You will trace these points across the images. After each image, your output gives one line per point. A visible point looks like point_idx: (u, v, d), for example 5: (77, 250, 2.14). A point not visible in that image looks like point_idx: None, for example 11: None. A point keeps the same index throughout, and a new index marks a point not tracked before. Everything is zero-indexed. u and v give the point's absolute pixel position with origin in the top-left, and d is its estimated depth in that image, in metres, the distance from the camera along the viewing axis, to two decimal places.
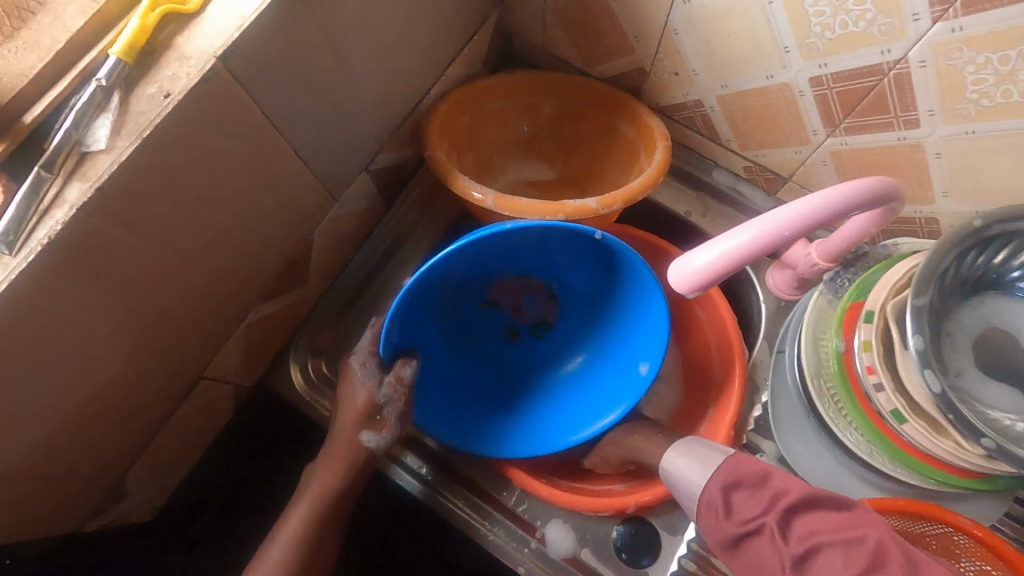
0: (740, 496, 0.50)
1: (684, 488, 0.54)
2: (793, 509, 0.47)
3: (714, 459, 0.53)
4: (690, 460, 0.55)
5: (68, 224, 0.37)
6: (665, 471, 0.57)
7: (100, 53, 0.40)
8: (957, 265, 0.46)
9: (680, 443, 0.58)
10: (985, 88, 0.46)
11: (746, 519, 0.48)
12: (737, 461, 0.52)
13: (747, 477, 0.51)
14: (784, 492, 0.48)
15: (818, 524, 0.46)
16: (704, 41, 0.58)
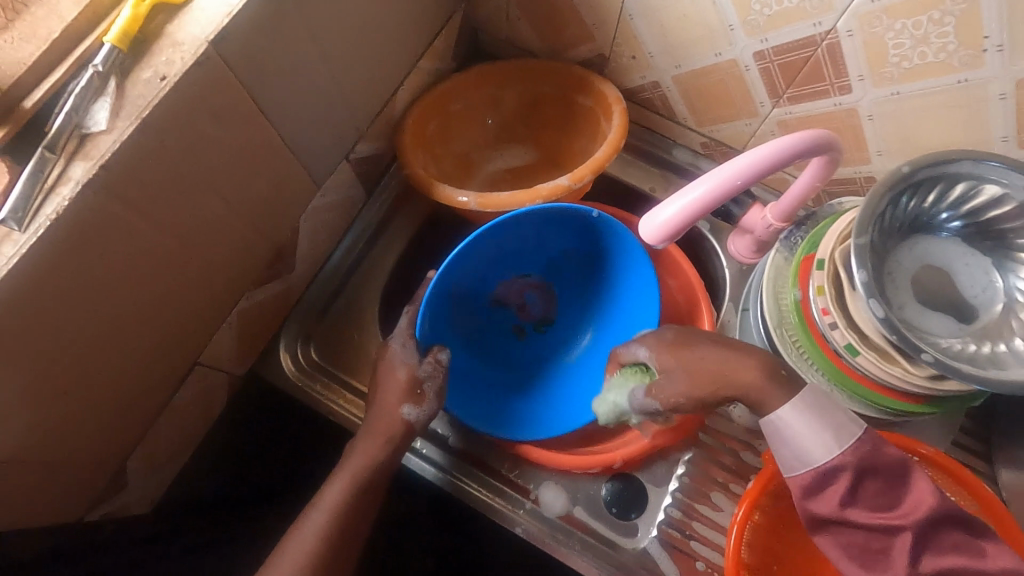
0: (870, 485, 0.46)
1: (795, 445, 0.48)
2: (934, 522, 0.44)
3: (849, 435, 0.47)
4: (819, 427, 0.47)
5: (75, 200, 0.39)
6: (775, 425, 0.50)
7: (95, 41, 0.42)
8: (892, 208, 0.51)
9: (807, 396, 0.49)
10: (904, 51, 0.51)
11: (877, 514, 0.45)
12: (878, 445, 0.46)
13: (887, 466, 0.46)
14: (923, 503, 0.44)
15: (950, 548, 0.43)
16: (658, 25, 0.63)
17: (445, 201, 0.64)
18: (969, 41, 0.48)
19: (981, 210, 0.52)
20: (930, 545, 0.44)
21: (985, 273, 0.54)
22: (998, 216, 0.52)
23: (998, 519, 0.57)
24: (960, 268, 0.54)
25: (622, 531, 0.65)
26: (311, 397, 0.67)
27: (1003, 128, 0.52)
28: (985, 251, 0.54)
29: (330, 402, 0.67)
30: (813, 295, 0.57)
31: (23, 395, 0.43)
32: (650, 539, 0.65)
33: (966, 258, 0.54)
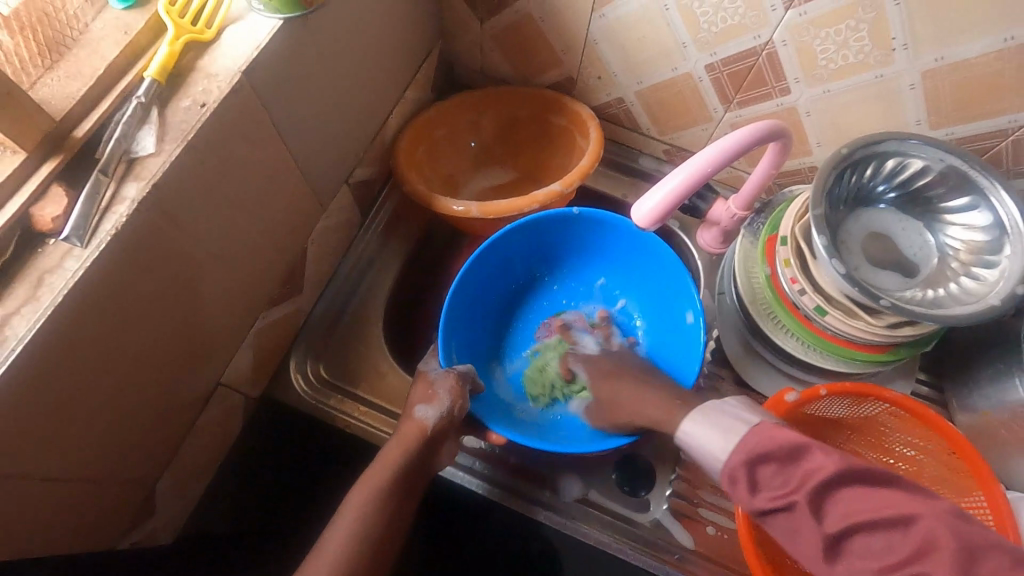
0: (768, 470, 0.46)
1: (705, 459, 0.51)
2: (827, 487, 0.42)
3: (737, 432, 0.49)
4: (712, 429, 0.51)
5: (131, 216, 0.42)
6: (687, 437, 0.54)
7: (136, 77, 0.46)
8: (839, 183, 0.60)
9: (705, 410, 0.53)
10: (830, 55, 0.61)
11: (775, 494, 0.44)
12: (764, 435, 0.47)
13: (774, 449, 0.46)
14: (817, 471, 0.43)
15: (858, 500, 0.42)
16: (619, 47, 0.71)
17: (444, 211, 0.70)
18: (879, 43, 0.58)
19: (909, 182, 0.62)
20: (833, 502, 0.42)
21: (918, 234, 0.63)
22: (922, 184, 0.62)
23: (959, 449, 0.65)
24: (899, 233, 0.64)
25: (635, 506, 0.69)
26: (325, 413, 0.69)
27: (916, 113, 0.63)
28: (917, 217, 0.64)
29: (345, 416, 0.69)
30: (781, 268, 0.64)
31: (74, 410, 0.45)
32: (663, 510, 0.69)
33: (902, 224, 0.64)
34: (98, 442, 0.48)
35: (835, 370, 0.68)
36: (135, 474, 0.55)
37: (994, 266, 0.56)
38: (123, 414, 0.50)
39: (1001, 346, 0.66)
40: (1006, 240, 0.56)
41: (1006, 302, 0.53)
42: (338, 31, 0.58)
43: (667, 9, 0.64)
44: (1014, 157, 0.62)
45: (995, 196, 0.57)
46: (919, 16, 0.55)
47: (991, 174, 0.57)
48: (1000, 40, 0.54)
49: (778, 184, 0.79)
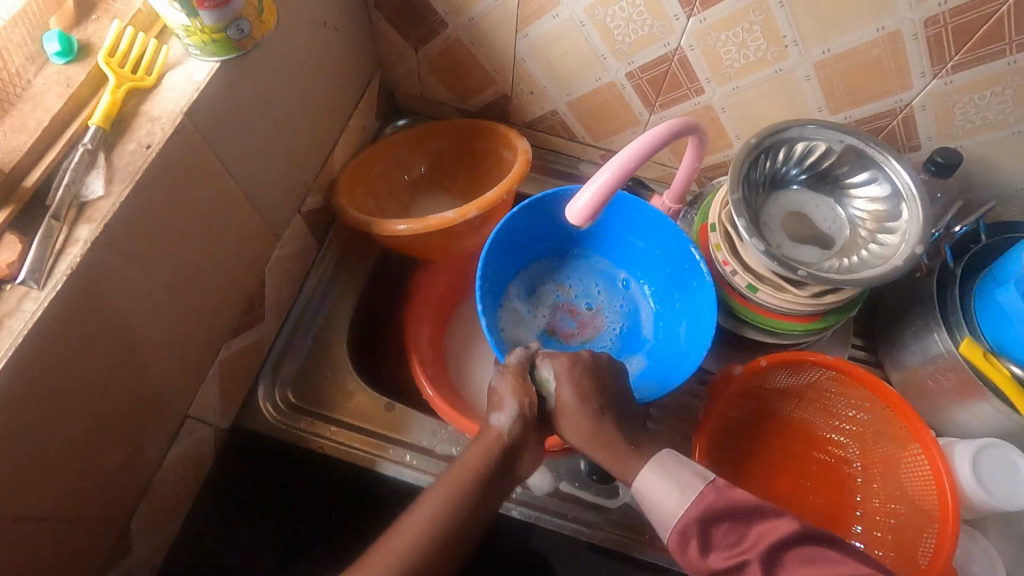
0: (719, 530, 0.52)
1: (657, 509, 0.56)
2: (774, 551, 0.48)
3: (692, 487, 0.55)
4: (669, 484, 0.56)
5: (84, 257, 0.44)
6: (641, 489, 0.57)
7: (80, 125, 0.48)
8: (754, 169, 0.66)
9: (659, 461, 0.58)
10: (733, 55, 0.67)
11: (726, 554, 0.49)
12: (720, 493, 0.53)
13: (722, 512, 0.52)
14: (772, 532, 0.49)
15: (803, 564, 0.47)
16: (545, 64, 0.77)
17: (381, 229, 0.70)
18: (773, 41, 0.64)
19: (816, 163, 0.68)
20: (780, 565, 0.48)
21: (831, 209, 0.70)
22: (828, 164, 0.68)
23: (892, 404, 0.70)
24: (814, 209, 0.70)
25: (605, 494, 0.72)
26: (296, 436, 0.71)
27: (816, 101, 0.69)
28: (827, 194, 0.70)
29: (317, 437, 0.71)
30: (713, 252, 0.70)
31: (41, 449, 0.46)
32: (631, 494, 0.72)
33: (815, 201, 0.70)
34: (68, 481, 0.50)
35: (773, 342, 0.73)
36: (108, 514, 0.56)
37: (896, 230, 0.62)
38: (92, 450, 0.51)
39: (919, 305, 0.73)
40: (903, 205, 0.63)
41: (907, 261, 0.59)
42: (277, 70, 0.61)
43: (583, 25, 0.70)
44: (906, 133, 0.69)
45: (889, 167, 0.63)
46: (803, 16, 0.61)
47: (882, 148, 0.63)
48: (875, 29, 0.60)
49: (706, 177, 0.84)
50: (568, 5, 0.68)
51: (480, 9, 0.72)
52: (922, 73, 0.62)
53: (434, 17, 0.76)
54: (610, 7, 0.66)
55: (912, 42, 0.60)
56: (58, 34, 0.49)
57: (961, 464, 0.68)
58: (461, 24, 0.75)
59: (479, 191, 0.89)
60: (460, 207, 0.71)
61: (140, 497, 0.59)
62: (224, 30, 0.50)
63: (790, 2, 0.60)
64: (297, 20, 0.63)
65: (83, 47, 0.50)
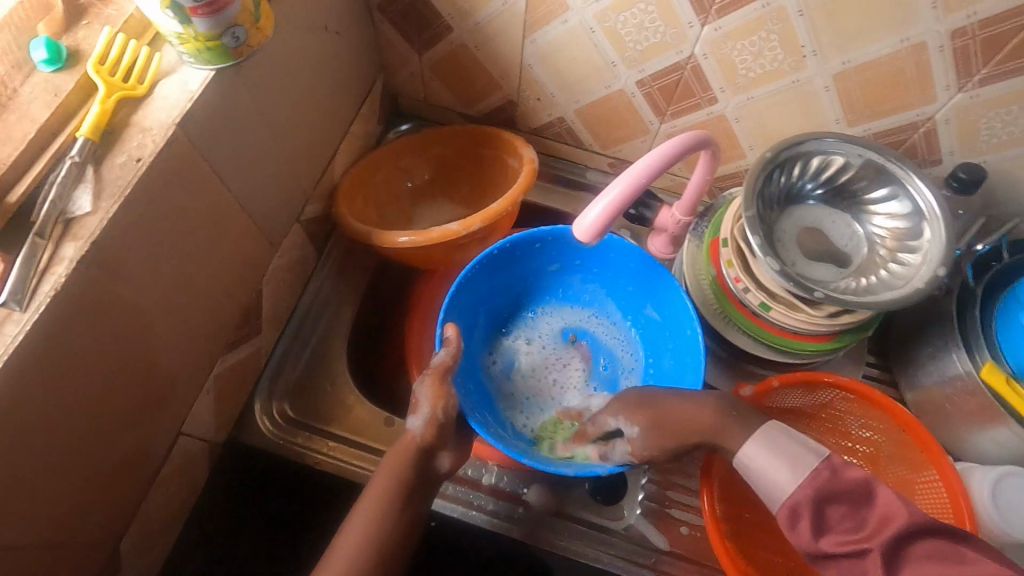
0: (834, 513, 0.44)
1: (765, 483, 0.48)
2: (897, 543, 0.41)
3: (806, 465, 0.46)
4: (777, 457, 0.48)
5: (70, 276, 0.42)
6: (746, 464, 0.51)
7: (68, 136, 0.46)
8: (768, 184, 0.63)
9: (766, 434, 0.51)
10: (748, 65, 0.65)
11: (842, 540, 0.42)
12: (838, 471, 0.45)
13: (845, 490, 0.44)
14: (897, 518, 0.42)
15: (928, 559, 0.40)
16: (552, 70, 0.74)
17: (382, 241, 0.68)
18: (791, 50, 0.62)
19: (832, 178, 0.66)
20: (903, 557, 0.41)
21: (847, 226, 0.67)
22: (845, 179, 0.66)
23: (908, 428, 0.67)
24: (829, 226, 0.68)
25: (609, 515, 0.70)
26: (293, 452, 0.69)
27: (833, 112, 0.66)
28: (843, 210, 0.68)
29: (314, 452, 0.69)
30: (725, 268, 0.67)
31: (25, 474, 0.44)
32: (637, 515, 0.70)
33: (831, 217, 0.68)
34: (54, 506, 0.48)
35: (785, 362, 0.71)
36: (98, 536, 0.54)
37: (916, 250, 0.60)
38: (79, 473, 0.49)
39: (936, 324, 0.70)
40: (925, 224, 0.60)
41: (930, 284, 0.56)
42: (275, 76, 0.59)
43: (593, 31, 0.67)
44: (927, 147, 0.66)
45: (911, 184, 0.61)
46: (823, 25, 0.59)
47: (903, 164, 0.61)
48: (898, 41, 0.58)
49: (718, 187, 0.82)
50: (578, 11, 0.66)
51: (486, 14, 0.70)
52: (947, 86, 0.60)
53: (438, 21, 0.73)
54: (622, 14, 0.64)
55: (938, 54, 0.57)
56: (45, 41, 0.47)
57: (979, 491, 0.66)
58: (466, 28, 0.73)
59: (484, 199, 0.87)
60: (463, 219, 0.69)
61: (131, 517, 0.58)
62: (219, 38, 0.48)
63: (810, 11, 0.58)
64: (296, 24, 0.61)
65: (72, 55, 0.48)
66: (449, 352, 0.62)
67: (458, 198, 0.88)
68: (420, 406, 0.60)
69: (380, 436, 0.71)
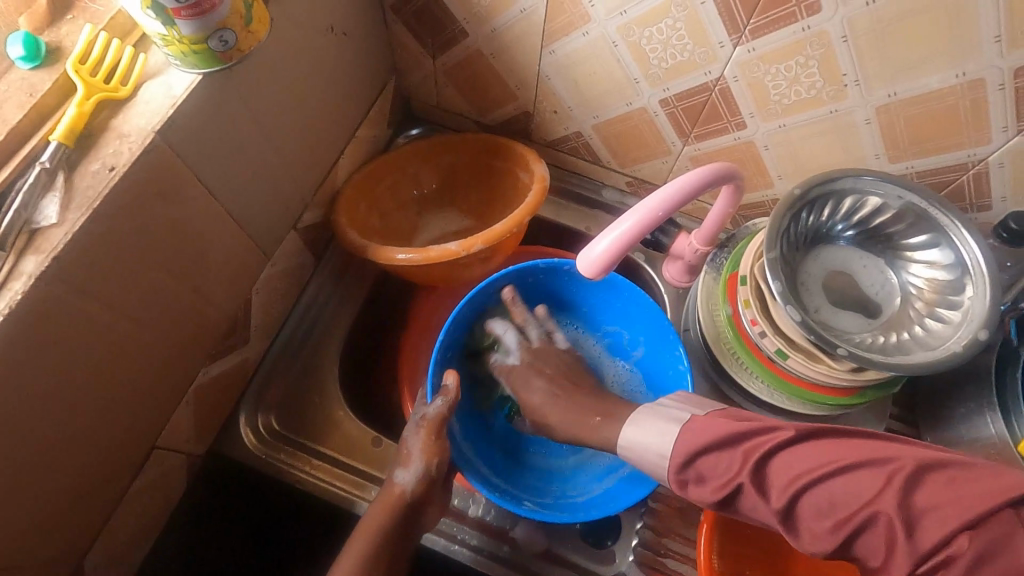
0: (708, 462, 0.47)
1: (649, 461, 0.51)
2: (763, 463, 0.44)
3: (670, 430, 0.50)
4: (646, 436, 0.52)
5: (28, 293, 0.40)
6: (630, 454, 0.53)
7: (41, 140, 0.43)
8: (795, 223, 0.58)
9: (637, 418, 0.54)
10: (783, 90, 0.59)
11: (721, 486, 0.45)
12: (697, 428, 0.48)
13: (707, 440, 0.47)
14: (762, 443, 0.45)
15: (799, 461, 0.44)
16: (571, 83, 0.70)
17: (378, 257, 0.65)
18: (831, 78, 0.56)
19: (867, 219, 0.61)
20: (774, 477, 0.44)
21: (880, 272, 0.62)
22: (881, 222, 0.60)
23: None
24: (860, 270, 0.62)
25: (599, 560, 0.66)
26: (274, 467, 0.66)
27: (874, 147, 0.61)
28: (877, 253, 0.62)
29: (295, 471, 0.66)
30: (741, 309, 0.62)
31: None
32: (629, 563, 0.66)
33: (863, 261, 0.62)
34: (7, 524, 0.46)
35: (801, 412, 0.65)
36: (59, 553, 0.52)
37: (957, 307, 0.55)
38: (35, 492, 0.47)
39: (971, 382, 0.64)
40: (968, 280, 0.55)
41: (968, 349, 0.51)
42: (270, 79, 0.56)
43: (615, 45, 0.62)
44: (976, 191, 0.60)
45: (956, 234, 0.55)
46: (869, 53, 0.53)
47: (949, 212, 0.55)
48: (953, 75, 0.52)
49: (742, 216, 0.76)
50: (600, 22, 0.61)
51: (503, 21, 0.66)
52: (1005, 128, 0.54)
53: (453, 24, 0.69)
54: (648, 28, 0.59)
55: (997, 92, 0.52)
56: (23, 36, 0.44)
57: None
58: (482, 34, 0.69)
59: (493, 212, 0.83)
60: (464, 239, 0.65)
61: (98, 531, 0.56)
62: (205, 41, 0.45)
63: (855, 37, 0.52)
64: (297, 25, 0.57)
65: (52, 51, 0.45)
66: (445, 402, 0.63)
67: (467, 209, 0.85)
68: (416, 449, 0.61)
69: (364, 459, 0.68)
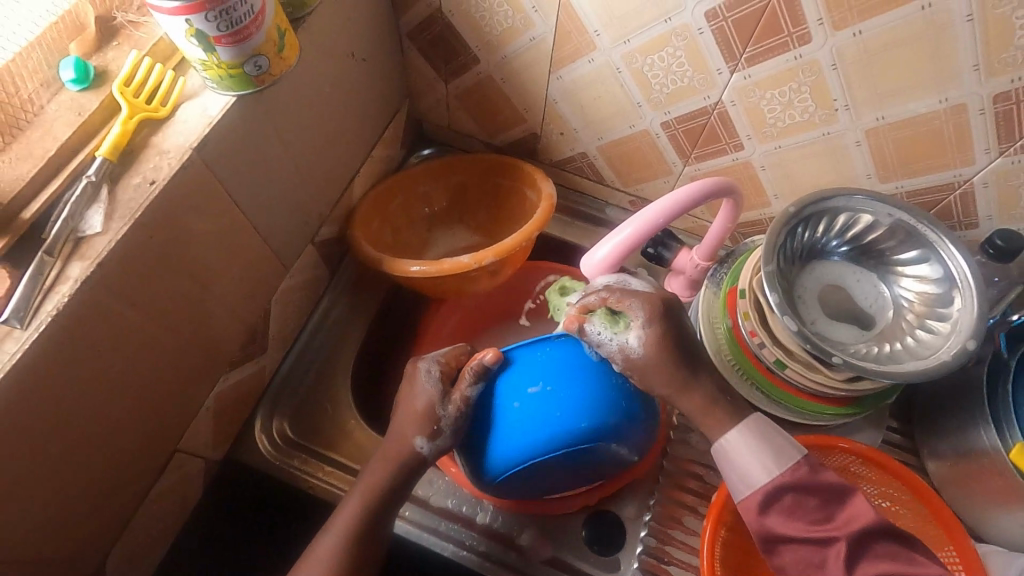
0: (807, 503, 0.50)
1: (745, 475, 0.53)
2: (861, 538, 0.48)
3: (787, 456, 0.52)
4: (763, 450, 0.52)
5: (74, 296, 0.43)
6: (725, 449, 0.54)
7: (87, 156, 0.47)
8: (790, 239, 0.61)
9: (753, 421, 0.54)
10: (778, 114, 0.63)
11: (811, 529, 0.49)
12: (813, 471, 0.52)
13: (821, 487, 0.51)
14: (860, 515, 0.49)
15: (885, 555, 0.48)
16: (577, 107, 0.73)
17: (392, 269, 0.68)
18: (823, 103, 0.60)
19: (860, 235, 0.63)
20: (864, 551, 0.48)
21: (873, 286, 0.65)
22: (873, 238, 0.63)
23: (929, 502, 0.64)
24: (854, 284, 0.65)
25: (604, 567, 0.67)
26: (288, 473, 0.68)
27: (865, 167, 0.64)
28: (870, 268, 0.65)
29: (308, 476, 0.68)
30: (741, 320, 0.65)
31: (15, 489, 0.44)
32: (633, 570, 0.67)
33: (857, 275, 0.65)
34: (40, 520, 0.48)
35: (797, 421, 0.68)
36: (84, 551, 0.54)
37: (946, 318, 0.57)
38: (68, 489, 0.49)
39: (964, 394, 0.66)
40: (956, 293, 0.57)
41: (958, 357, 0.53)
42: (296, 102, 0.59)
43: (619, 72, 0.66)
44: (964, 210, 0.63)
45: (944, 249, 0.58)
46: (857, 80, 0.57)
47: (937, 228, 0.58)
48: (937, 100, 0.55)
49: (740, 233, 0.79)
50: (605, 51, 0.65)
51: (513, 48, 0.70)
52: (987, 149, 0.57)
53: (466, 52, 0.73)
54: (650, 56, 0.63)
55: (978, 117, 0.55)
56: (75, 62, 0.48)
57: None
58: (493, 60, 0.73)
59: (500, 228, 0.86)
60: (476, 251, 0.68)
61: (120, 532, 0.58)
62: (241, 66, 0.49)
63: (844, 66, 0.56)
64: (322, 52, 0.61)
65: (99, 74, 0.49)
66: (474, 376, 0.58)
67: (475, 225, 0.88)
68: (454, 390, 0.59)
69: None
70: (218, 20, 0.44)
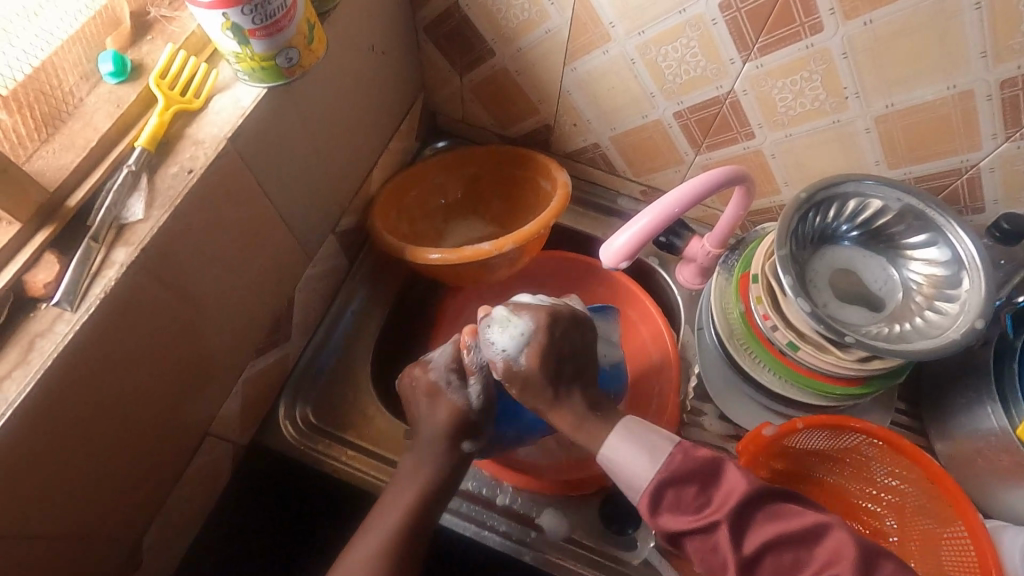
0: (683, 493, 0.48)
1: (626, 478, 0.52)
2: (741, 510, 0.46)
3: (662, 451, 0.51)
4: (637, 450, 0.52)
5: (119, 281, 0.45)
6: (610, 460, 0.53)
7: (127, 146, 0.48)
8: (802, 223, 0.63)
9: (625, 427, 0.54)
10: (789, 103, 0.64)
11: (693, 516, 0.47)
12: (686, 454, 0.50)
13: (695, 469, 0.49)
14: (734, 491, 0.47)
15: (768, 522, 0.46)
16: (590, 98, 0.75)
17: (413, 257, 0.70)
18: (833, 91, 0.62)
19: (869, 220, 0.65)
20: (749, 527, 0.46)
21: (882, 269, 0.66)
22: (882, 223, 0.65)
23: (938, 479, 0.64)
24: (864, 268, 0.67)
25: (622, 546, 0.69)
26: (312, 458, 0.70)
27: (874, 153, 0.65)
28: (879, 252, 0.67)
29: (332, 460, 0.70)
30: (753, 305, 0.66)
31: (65, 467, 0.46)
32: (650, 549, 0.68)
33: (866, 259, 0.67)
34: (86, 498, 0.50)
35: (808, 403, 0.70)
36: (122, 529, 0.56)
37: (954, 299, 0.59)
38: (110, 468, 0.51)
39: (971, 374, 0.68)
40: (964, 274, 0.59)
41: (966, 335, 0.55)
42: (321, 94, 0.61)
43: (633, 62, 0.68)
44: (970, 195, 0.65)
45: (951, 232, 0.60)
46: (867, 68, 0.58)
47: (944, 211, 0.60)
48: (945, 87, 0.57)
49: (751, 221, 0.81)
50: (620, 42, 0.67)
51: (529, 40, 0.72)
52: (993, 135, 0.58)
53: (482, 44, 0.75)
54: (664, 47, 0.65)
55: (985, 103, 0.57)
56: (112, 55, 0.49)
57: (1011, 554, 0.62)
58: (508, 53, 0.74)
59: (514, 219, 0.88)
60: (496, 239, 0.70)
61: (155, 512, 0.60)
62: (273, 58, 0.50)
63: (855, 54, 0.58)
64: (344, 44, 0.63)
65: (135, 68, 0.51)
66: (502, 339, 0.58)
67: (489, 216, 0.90)
68: (471, 376, 0.61)
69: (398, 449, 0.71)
70: (254, 14, 0.46)
